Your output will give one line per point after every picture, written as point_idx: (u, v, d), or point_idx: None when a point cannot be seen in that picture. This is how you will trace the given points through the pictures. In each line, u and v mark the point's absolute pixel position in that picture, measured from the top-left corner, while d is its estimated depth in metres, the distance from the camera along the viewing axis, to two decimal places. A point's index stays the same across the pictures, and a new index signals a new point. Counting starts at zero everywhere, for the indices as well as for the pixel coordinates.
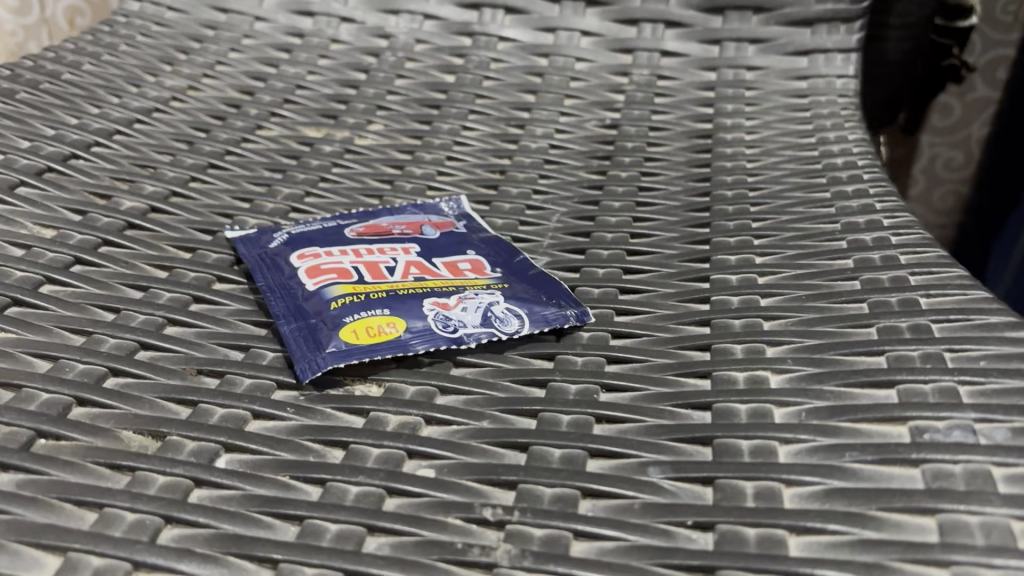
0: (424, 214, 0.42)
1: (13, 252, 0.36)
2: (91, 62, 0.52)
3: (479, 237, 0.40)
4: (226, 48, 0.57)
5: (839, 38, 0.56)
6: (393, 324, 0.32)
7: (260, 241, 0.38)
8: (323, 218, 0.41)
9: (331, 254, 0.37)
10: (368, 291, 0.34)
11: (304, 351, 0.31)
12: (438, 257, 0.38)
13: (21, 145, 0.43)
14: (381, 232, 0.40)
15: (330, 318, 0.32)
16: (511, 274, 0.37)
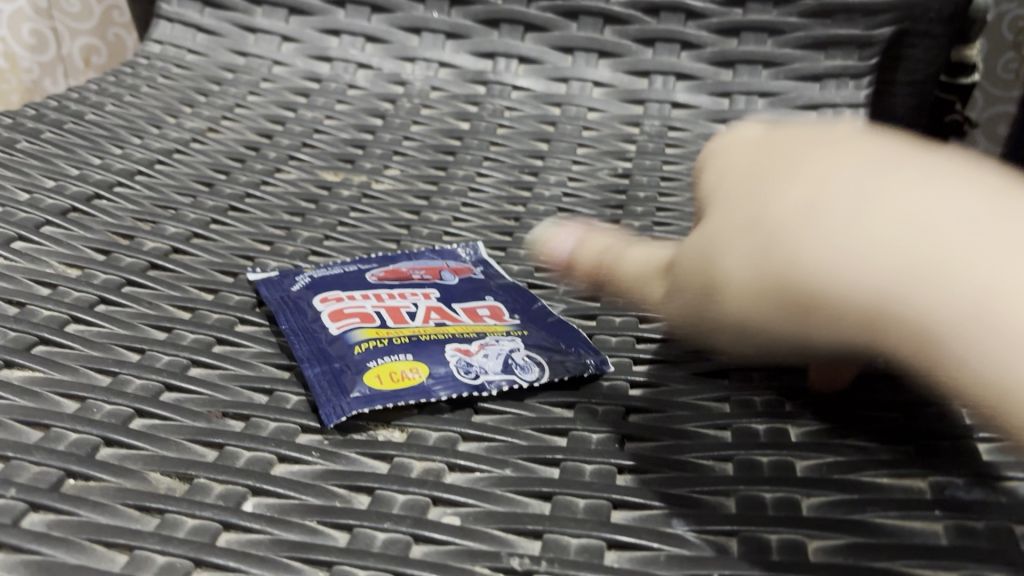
0: (442, 259, 0.43)
1: (39, 291, 0.36)
2: (114, 103, 0.53)
3: (497, 282, 0.41)
4: (245, 91, 0.58)
5: (849, 93, 0.57)
6: (415, 369, 0.33)
7: (283, 283, 0.39)
8: (344, 261, 0.41)
9: (353, 299, 0.38)
10: (390, 337, 0.35)
11: (328, 394, 0.31)
12: (457, 302, 0.39)
13: (46, 184, 0.43)
14: (400, 277, 0.40)
15: (354, 363, 0.33)
16: (529, 321, 0.37)
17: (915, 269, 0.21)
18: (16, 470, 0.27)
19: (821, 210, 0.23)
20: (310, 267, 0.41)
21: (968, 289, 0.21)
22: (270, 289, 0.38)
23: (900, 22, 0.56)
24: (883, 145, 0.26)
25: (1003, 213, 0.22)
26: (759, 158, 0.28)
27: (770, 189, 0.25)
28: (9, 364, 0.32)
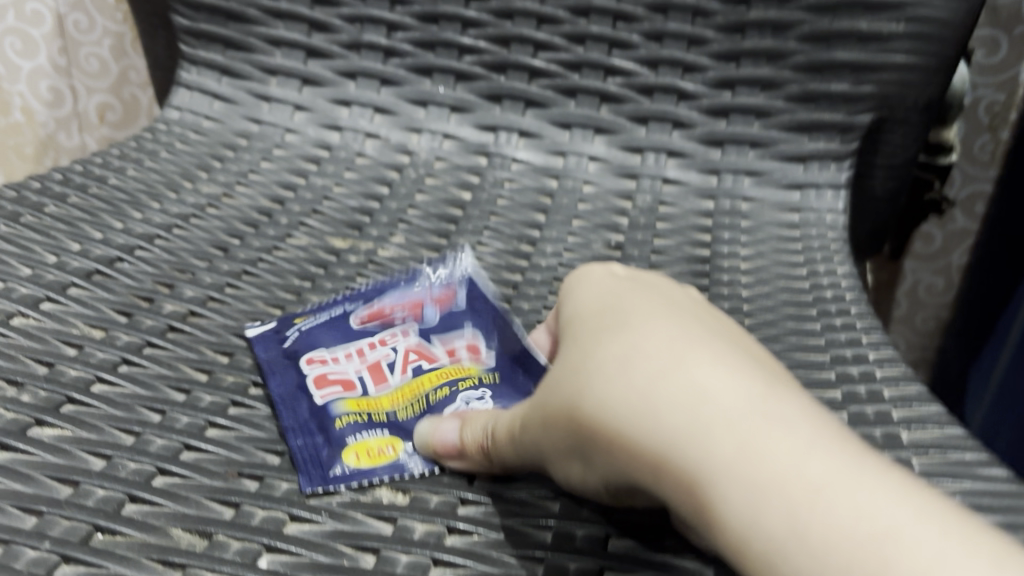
0: (425, 291, 0.47)
1: (66, 351, 0.38)
2: (135, 168, 0.56)
3: (472, 306, 0.46)
4: (259, 157, 0.61)
5: (830, 175, 0.61)
6: (392, 442, 0.36)
7: (276, 330, 0.43)
8: (333, 302, 0.46)
9: (338, 363, 0.42)
10: (369, 411, 0.39)
11: (310, 462, 0.34)
12: (434, 343, 0.44)
13: (72, 247, 0.46)
14: (384, 319, 0.45)
15: (335, 439, 0.36)
16: (502, 355, 0.42)
17: (695, 425, 0.26)
18: (48, 523, 0.29)
19: (645, 367, 0.28)
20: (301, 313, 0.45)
21: (726, 444, 0.25)
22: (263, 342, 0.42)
23: (877, 110, 0.58)
24: (713, 333, 0.30)
25: (774, 397, 0.26)
26: (616, 315, 0.33)
27: (612, 342, 0.30)
28: (41, 422, 0.34)
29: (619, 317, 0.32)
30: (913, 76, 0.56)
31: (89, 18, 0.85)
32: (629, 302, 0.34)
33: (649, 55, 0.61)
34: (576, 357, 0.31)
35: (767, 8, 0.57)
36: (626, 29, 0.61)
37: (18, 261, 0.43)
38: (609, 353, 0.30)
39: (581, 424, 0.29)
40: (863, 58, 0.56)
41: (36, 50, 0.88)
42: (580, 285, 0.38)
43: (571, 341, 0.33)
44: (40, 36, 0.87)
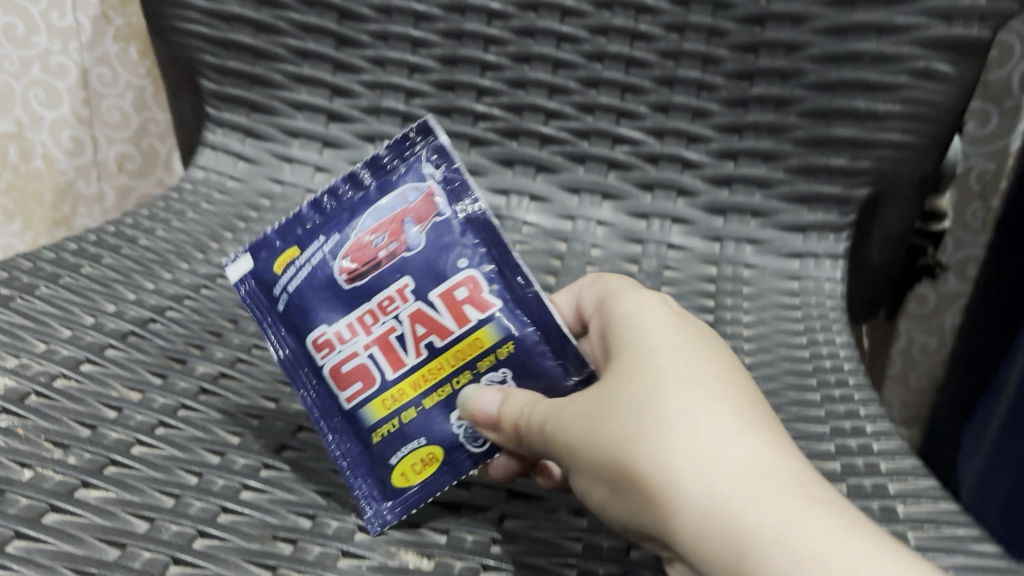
0: (402, 199, 0.42)
1: (106, 413, 0.40)
2: (164, 229, 0.58)
3: (461, 219, 0.41)
4: (281, 217, 0.63)
5: (828, 245, 0.63)
6: (431, 453, 0.39)
7: (267, 299, 0.43)
8: (312, 243, 0.42)
9: (343, 345, 0.40)
10: (396, 412, 0.40)
11: (367, 497, 0.38)
12: (433, 291, 0.40)
13: (107, 308, 0.48)
14: (370, 264, 0.40)
15: (379, 459, 0.39)
16: (511, 303, 0.40)
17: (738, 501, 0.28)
18: None
19: (697, 432, 0.30)
20: (283, 258, 0.42)
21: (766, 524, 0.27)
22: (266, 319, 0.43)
23: (874, 184, 0.61)
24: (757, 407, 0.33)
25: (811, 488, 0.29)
26: (670, 359, 0.35)
27: (665, 392, 0.32)
28: (87, 484, 0.36)
29: (664, 359, 0.34)
30: (908, 154, 0.59)
31: (113, 72, 0.89)
32: (675, 342, 0.36)
33: (655, 126, 0.64)
34: (623, 398, 0.33)
35: (770, 84, 0.60)
36: (634, 100, 0.64)
37: (58, 322, 0.46)
38: (657, 403, 0.32)
39: (624, 465, 0.31)
40: (859, 135, 0.59)
41: (59, 101, 0.90)
42: (623, 305, 0.40)
43: (617, 373, 0.35)
44: (63, 88, 0.90)
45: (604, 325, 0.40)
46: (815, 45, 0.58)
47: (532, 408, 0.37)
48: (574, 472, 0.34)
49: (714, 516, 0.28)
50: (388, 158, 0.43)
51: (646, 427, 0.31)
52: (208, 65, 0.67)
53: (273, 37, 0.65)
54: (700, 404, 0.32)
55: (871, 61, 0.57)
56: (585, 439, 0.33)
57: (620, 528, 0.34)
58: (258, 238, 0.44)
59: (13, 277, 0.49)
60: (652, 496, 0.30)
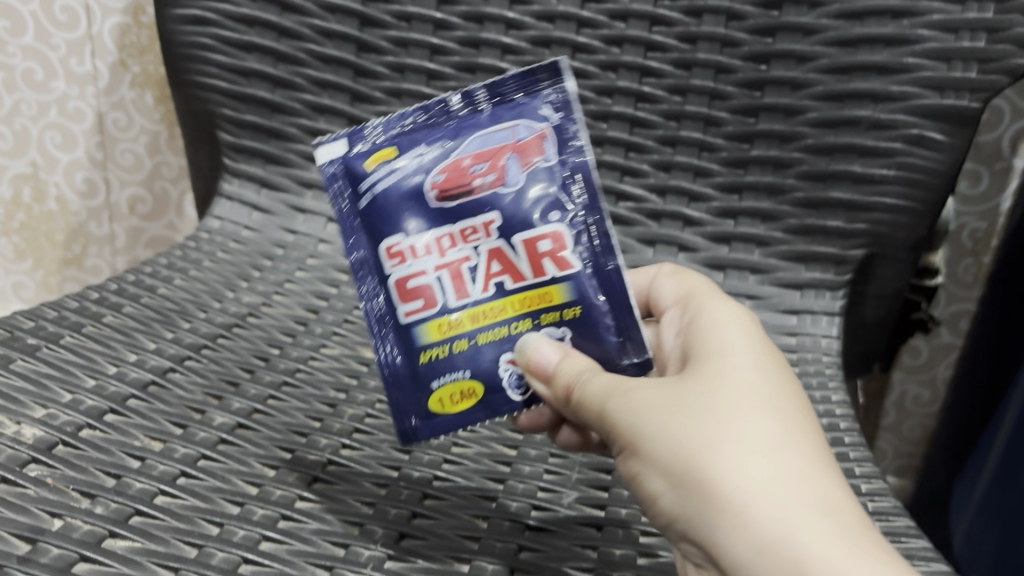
0: (512, 133, 0.45)
1: (130, 463, 0.42)
2: (181, 277, 0.61)
3: (564, 174, 0.45)
4: (294, 266, 0.65)
5: (825, 302, 0.65)
6: (471, 388, 0.44)
7: (353, 190, 0.46)
8: (410, 151, 0.45)
9: (414, 260, 0.44)
10: (450, 339, 0.44)
11: (408, 411, 0.45)
12: (519, 236, 0.44)
13: (129, 358, 0.50)
14: (463, 188, 0.44)
15: (422, 378, 0.44)
16: (591, 270, 0.44)
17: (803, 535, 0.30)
18: None
19: (773, 456, 0.32)
20: (379, 155, 0.45)
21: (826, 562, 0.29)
22: (345, 210, 0.46)
23: (869, 246, 0.63)
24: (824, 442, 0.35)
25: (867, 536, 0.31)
26: (752, 374, 0.36)
27: (748, 408, 0.34)
28: (114, 533, 0.37)
29: (744, 376, 0.36)
30: (902, 217, 0.61)
31: (128, 117, 0.90)
32: (756, 359, 0.37)
33: (658, 183, 0.66)
34: (701, 404, 0.35)
35: (769, 147, 0.63)
36: (638, 159, 0.66)
37: (82, 372, 0.47)
38: (737, 420, 0.34)
39: (693, 462, 0.33)
40: (854, 198, 0.61)
41: (74, 144, 0.93)
42: (714, 317, 0.42)
43: (697, 375, 0.37)
44: (79, 131, 0.92)
45: (692, 326, 0.42)
46: (813, 110, 0.61)
47: (602, 395, 0.39)
48: (633, 460, 0.36)
49: (778, 541, 0.30)
50: (512, 88, 0.46)
51: (723, 440, 0.33)
52: (226, 117, 0.69)
53: (289, 91, 0.67)
54: (776, 431, 0.33)
55: (868, 127, 0.59)
56: (655, 433, 0.35)
57: (665, 519, 0.36)
58: (358, 125, 0.46)
59: (39, 326, 0.51)
60: (716, 505, 0.32)
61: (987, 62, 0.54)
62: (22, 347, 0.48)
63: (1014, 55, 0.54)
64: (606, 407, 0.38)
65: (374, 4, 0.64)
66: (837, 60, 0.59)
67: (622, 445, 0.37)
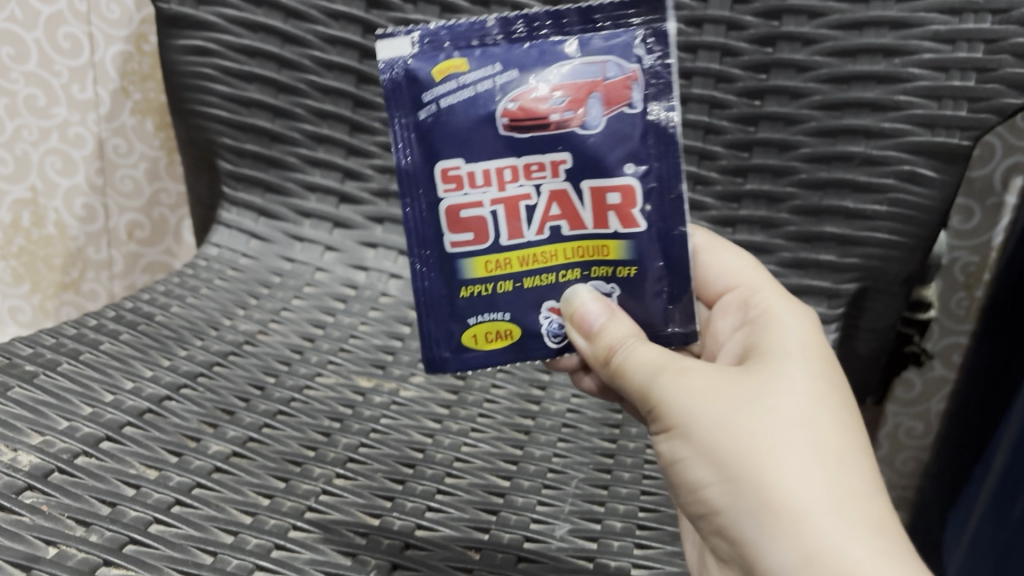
0: (601, 68, 0.42)
1: (125, 490, 0.42)
2: (179, 304, 0.62)
3: (646, 122, 0.43)
4: (291, 294, 0.65)
5: None
6: (508, 330, 0.45)
7: (412, 96, 0.43)
8: (483, 65, 0.42)
9: (471, 189, 0.44)
10: (495, 276, 0.44)
11: (439, 340, 0.46)
12: (589, 181, 0.43)
13: (126, 386, 0.50)
14: (537, 121, 0.42)
15: (459, 312, 0.45)
16: (656, 231, 0.44)
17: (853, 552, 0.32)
18: None
19: (828, 473, 0.34)
20: (447, 64, 0.42)
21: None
22: (398, 117, 0.43)
23: (862, 280, 0.63)
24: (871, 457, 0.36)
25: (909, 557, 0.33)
26: (811, 380, 0.37)
27: (806, 419, 0.35)
28: (108, 562, 0.37)
29: (801, 382, 0.37)
30: (894, 252, 0.62)
31: (128, 143, 0.91)
32: (809, 365, 0.38)
33: None
34: (762, 405, 0.36)
35: (762, 181, 0.64)
36: None
37: (79, 399, 0.48)
38: (797, 430, 0.35)
39: (748, 464, 0.34)
40: (847, 233, 0.62)
41: (74, 169, 0.93)
42: (774, 320, 0.42)
43: (756, 375, 0.38)
44: (80, 157, 0.93)
45: (755, 326, 0.43)
46: (806, 145, 0.61)
47: (651, 375, 0.39)
48: (679, 441, 0.37)
49: (831, 553, 0.32)
50: (604, 16, 0.43)
51: (785, 449, 0.34)
52: (226, 146, 0.70)
53: (289, 121, 0.68)
54: (834, 446, 0.35)
55: (860, 163, 0.60)
56: (712, 424, 0.36)
57: (700, 503, 0.37)
58: (427, 24, 0.43)
59: (37, 352, 0.52)
60: (771, 510, 0.34)
61: (976, 101, 0.55)
62: (20, 374, 0.49)
63: (1004, 95, 0.55)
64: (656, 388, 0.38)
65: (374, 37, 0.64)
66: (829, 96, 0.59)
67: (667, 425, 0.38)
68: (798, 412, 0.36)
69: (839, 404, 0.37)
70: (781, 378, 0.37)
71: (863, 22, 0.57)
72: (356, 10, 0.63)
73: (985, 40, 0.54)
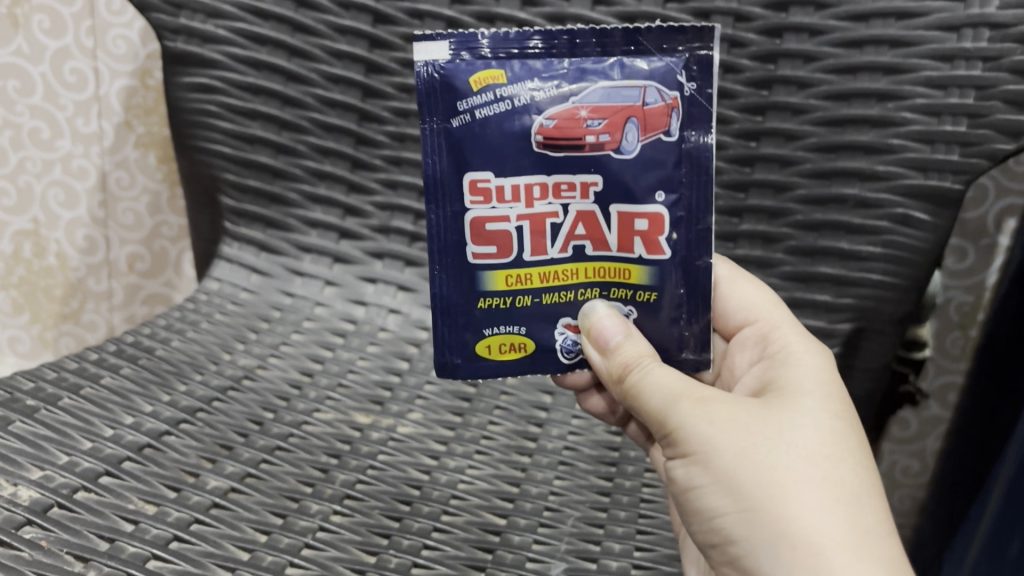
0: (640, 94, 0.45)
1: (124, 526, 0.42)
2: (179, 338, 0.62)
3: (681, 149, 0.46)
4: (290, 329, 0.66)
5: None
6: (522, 343, 0.48)
7: (447, 102, 0.45)
8: (521, 81, 0.45)
9: (498, 204, 0.46)
10: (515, 290, 0.47)
11: (451, 348, 0.48)
12: (617, 206, 0.45)
13: (126, 420, 0.51)
14: (572, 141, 0.45)
15: (476, 323, 0.48)
16: (679, 258, 0.46)
17: None
18: None
19: (846, 514, 0.35)
20: (486, 74, 0.45)
21: None
22: (432, 122, 0.46)
23: (856, 320, 0.64)
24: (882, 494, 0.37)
25: None
26: (827, 415, 0.38)
27: (825, 456, 0.36)
28: None
29: (816, 416, 0.38)
30: (888, 292, 0.62)
31: (130, 176, 0.92)
32: (822, 398, 0.39)
33: None
34: (783, 440, 0.36)
35: (758, 222, 0.64)
36: None
37: (79, 434, 0.48)
38: (817, 468, 0.35)
39: (770, 501, 0.35)
40: (842, 274, 0.63)
41: (76, 202, 0.94)
42: (791, 354, 0.43)
43: (774, 407, 0.38)
44: (82, 189, 0.93)
45: (772, 362, 0.43)
46: (802, 187, 0.62)
47: (668, 399, 0.39)
48: (696, 468, 0.37)
49: None
50: (649, 40, 0.45)
51: (807, 486, 0.35)
52: (229, 182, 0.70)
53: (291, 158, 0.69)
54: (851, 484, 0.35)
55: (854, 206, 0.61)
56: (734, 454, 0.36)
57: (713, 528, 0.37)
58: (468, 31, 0.45)
59: (38, 386, 0.52)
60: (791, 548, 0.34)
61: (968, 146, 0.56)
62: (21, 408, 0.49)
63: (994, 140, 0.55)
64: (674, 413, 0.38)
65: (376, 76, 0.65)
66: (824, 138, 0.61)
67: (682, 450, 0.38)
68: (817, 447, 0.36)
69: (854, 438, 0.37)
70: (799, 412, 0.38)
71: (857, 66, 0.58)
72: (360, 50, 0.64)
73: (976, 87, 0.55)
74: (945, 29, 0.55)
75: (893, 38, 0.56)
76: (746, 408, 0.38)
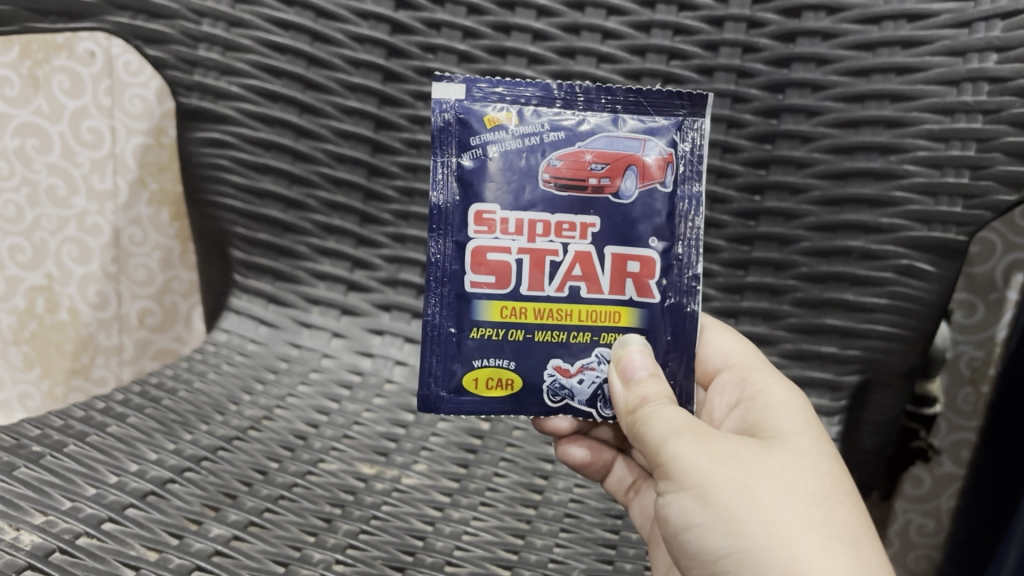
0: (640, 146, 0.48)
1: (124, 572, 0.42)
2: (186, 389, 0.62)
3: (676, 201, 0.48)
4: (297, 380, 0.66)
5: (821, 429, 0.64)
6: (510, 379, 0.48)
7: (461, 138, 0.48)
8: (530, 124, 0.47)
9: (501, 235, 0.47)
10: (507, 322, 0.47)
11: (437, 379, 0.49)
12: (613, 248, 0.47)
13: (129, 467, 0.51)
14: (577, 182, 0.47)
15: (466, 354, 0.48)
16: (667, 305, 0.48)
17: None
18: None
19: (848, 551, 0.34)
20: (499, 117, 0.48)
21: None
22: (444, 156, 0.48)
23: (863, 372, 0.64)
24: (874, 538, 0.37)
25: None
26: (821, 457, 0.38)
27: (822, 495, 0.36)
28: None
29: (813, 459, 0.38)
30: (896, 344, 0.62)
31: (143, 233, 0.94)
32: (814, 441, 0.39)
33: None
34: (780, 478, 0.36)
35: (764, 274, 0.65)
36: None
37: (83, 480, 0.48)
38: (816, 508, 0.35)
39: (773, 535, 0.34)
40: (848, 325, 0.63)
41: (89, 257, 0.94)
42: (776, 395, 0.43)
43: (772, 448, 0.38)
44: (96, 246, 0.94)
45: (753, 403, 0.44)
46: (806, 240, 0.63)
47: (669, 433, 0.39)
48: (694, 503, 0.37)
49: None
50: (650, 102, 0.49)
51: (806, 526, 0.34)
52: (238, 235, 0.71)
53: (301, 212, 0.70)
54: (850, 526, 0.35)
55: (860, 257, 0.61)
56: (734, 490, 0.36)
57: (717, 570, 0.37)
58: (482, 77, 0.48)
59: (44, 434, 0.52)
60: None
61: (970, 198, 0.56)
62: (27, 454, 0.49)
63: (996, 191, 0.55)
64: (675, 447, 0.38)
65: (386, 132, 0.67)
66: (828, 192, 0.61)
67: (681, 484, 0.37)
68: (813, 488, 0.36)
69: (846, 481, 0.38)
70: (795, 454, 0.38)
71: (858, 121, 0.59)
72: (369, 106, 0.66)
73: (977, 139, 0.55)
74: (944, 84, 0.56)
75: (893, 93, 0.57)
76: (744, 446, 0.38)
